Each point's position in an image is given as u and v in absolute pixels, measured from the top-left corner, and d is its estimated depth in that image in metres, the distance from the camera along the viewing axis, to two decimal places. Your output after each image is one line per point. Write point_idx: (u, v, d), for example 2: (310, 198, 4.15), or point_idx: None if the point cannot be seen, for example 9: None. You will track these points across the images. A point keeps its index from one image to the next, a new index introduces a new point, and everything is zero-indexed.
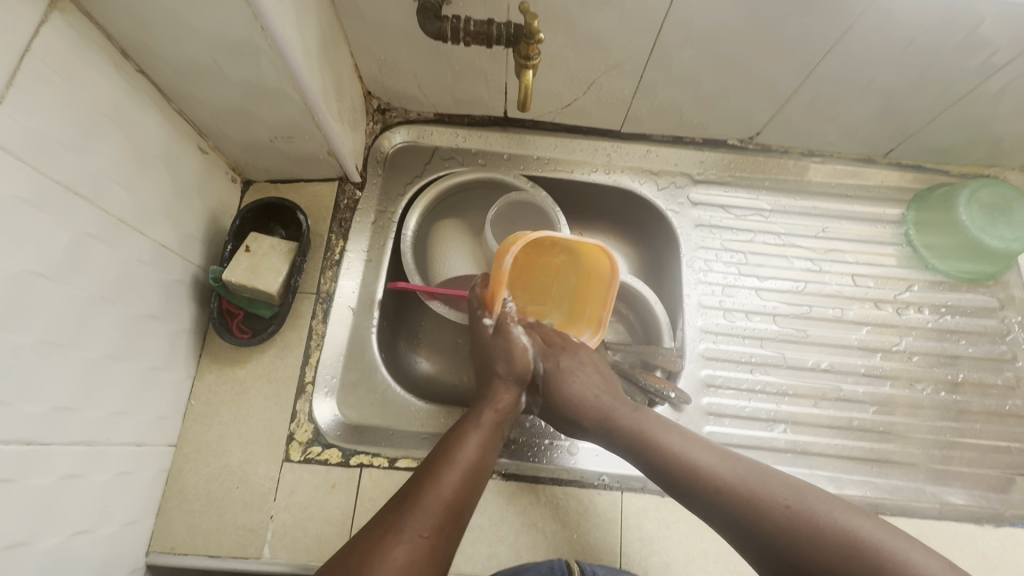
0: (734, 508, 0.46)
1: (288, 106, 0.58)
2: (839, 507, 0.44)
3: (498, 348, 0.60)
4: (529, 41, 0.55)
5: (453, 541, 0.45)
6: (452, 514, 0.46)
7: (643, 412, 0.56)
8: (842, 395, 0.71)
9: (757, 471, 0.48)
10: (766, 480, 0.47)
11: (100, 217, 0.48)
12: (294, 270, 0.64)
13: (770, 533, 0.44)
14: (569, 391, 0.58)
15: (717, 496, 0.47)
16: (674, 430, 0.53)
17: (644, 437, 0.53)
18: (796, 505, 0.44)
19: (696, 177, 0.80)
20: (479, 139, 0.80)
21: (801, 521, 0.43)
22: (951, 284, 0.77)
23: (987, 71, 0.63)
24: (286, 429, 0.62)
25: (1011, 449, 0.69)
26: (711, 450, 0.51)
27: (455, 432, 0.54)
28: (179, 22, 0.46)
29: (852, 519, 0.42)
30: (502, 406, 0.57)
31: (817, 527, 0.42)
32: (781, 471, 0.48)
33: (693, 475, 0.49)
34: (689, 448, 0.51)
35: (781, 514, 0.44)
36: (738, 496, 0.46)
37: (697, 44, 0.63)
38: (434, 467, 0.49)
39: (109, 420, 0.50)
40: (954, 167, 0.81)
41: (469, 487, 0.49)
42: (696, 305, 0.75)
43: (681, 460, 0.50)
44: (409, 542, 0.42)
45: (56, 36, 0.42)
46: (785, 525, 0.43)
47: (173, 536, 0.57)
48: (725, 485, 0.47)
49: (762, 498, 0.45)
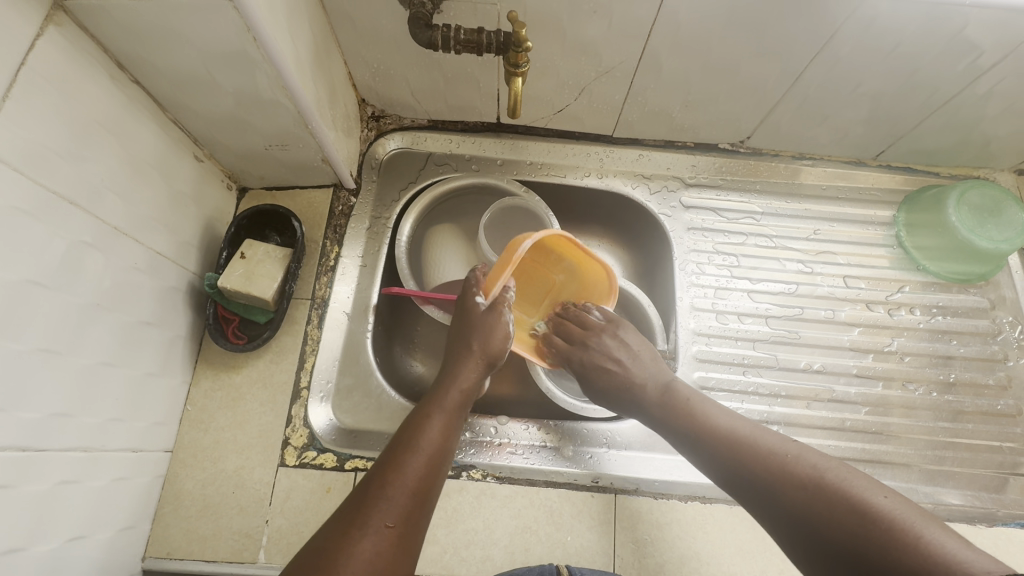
0: (760, 482, 0.48)
1: (282, 114, 0.59)
2: (869, 485, 0.43)
3: (478, 325, 0.60)
4: (518, 49, 0.56)
5: (420, 525, 0.46)
6: (416, 500, 0.46)
7: (676, 390, 0.59)
8: (835, 396, 0.71)
9: (792, 448, 0.49)
10: (792, 453, 0.48)
11: (96, 226, 0.49)
12: (289, 276, 0.65)
13: (795, 509, 0.44)
14: (607, 376, 0.62)
15: (743, 463, 0.49)
16: (719, 409, 0.55)
17: (679, 417, 0.56)
18: (821, 483, 0.44)
19: (688, 181, 0.81)
20: (473, 144, 0.81)
21: (824, 499, 0.43)
22: (942, 285, 0.78)
23: (973, 73, 0.63)
24: (282, 434, 0.63)
25: (1004, 448, 0.69)
26: (753, 427, 0.52)
27: (419, 414, 0.53)
28: (173, 33, 0.47)
29: (879, 498, 0.42)
30: (466, 386, 0.57)
31: (840, 505, 0.42)
32: (808, 447, 0.49)
33: (724, 449, 0.51)
34: (724, 424, 0.53)
35: (805, 491, 0.45)
36: (768, 471, 0.48)
37: (685, 50, 0.64)
38: (396, 454, 0.48)
39: (105, 426, 0.51)
40: (944, 169, 0.81)
41: (432, 470, 0.49)
42: (688, 308, 0.75)
43: (714, 436, 0.53)
44: (375, 534, 0.42)
45: (51, 48, 0.43)
46: (808, 502, 0.44)
47: (170, 541, 0.57)
48: (754, 461, 0.49)
49: (788, 474, 0.46)
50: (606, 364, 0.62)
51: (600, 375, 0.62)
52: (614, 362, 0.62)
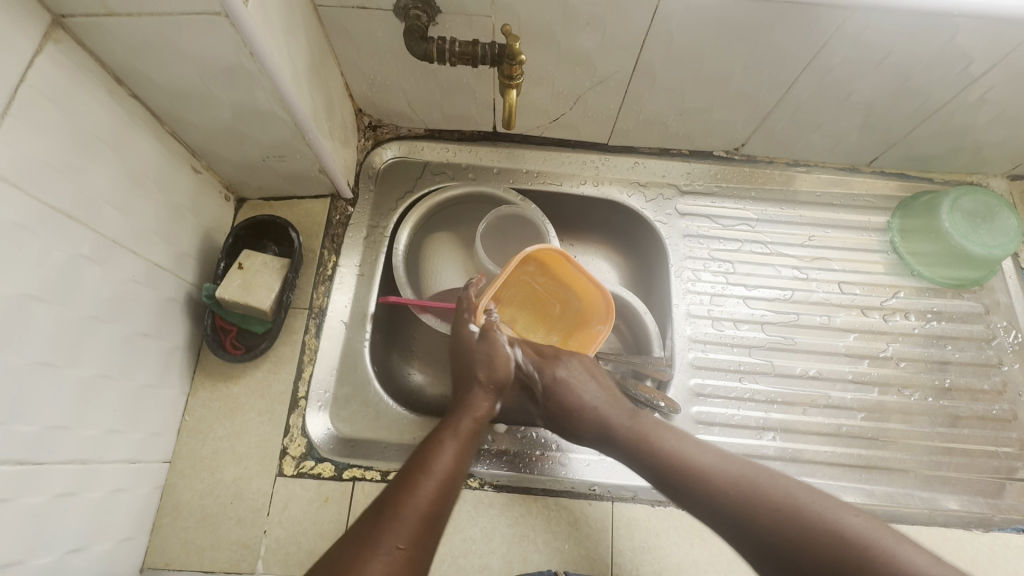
0: (730, 511, 0.47)
1: (279, 126, 0.59)
2: (834, 506, 0.44)
3: (480, 354, 0.60)
4: (511, 61, 0.56)
5: (431, 549, 0.45)
6: (429, 524, 0.46)
7: (640, 416, 0.57)
8: (831, 402, 0.72)
9: (756, 472, 0.48)
10: (762, 478, 0.47)
11: (94, 239, 0.49)
12: (287, 285, 0.65)
13: (767, 536, 0.44)
14: (573, 398, 0.58)
15: (712, 493, 0.48)
16: (677, 435, 0.54)
17: (643, 444, 0.54)
18: (790, 506, 0.44)
19: (684, 188, 0.82)
20: (470, 153, 0.81)
21: (797, 524, 0.43)
22: (936, 290, 0.78)
23: (964, 81, 0.64)
24: (280, 443, 0.63)
25: (1000, 453, 0.69)
26: (707, 451, 0.52)
27: (432, 441, 0.54)
28: (171, 48, 0.48)
29: (846, 518, 0.42)
30: (479, 413, 0.57)
31: (812, 524, 0.43)
32: (775, 472, 0.48)
33: (688, 476, 0.50)
34: (686, 451, 0.52)
35: (776, 515, 0.44)
36: (734, 496, 0.47)
37: (679, 59, 0.64)
38: (410, 478, 0.49)
39: (103, 438, 0.51)
40: (937, 175, 0.82)
41: (444, 496, 0.48)
42: (684, 315, 0.75)
43: (678, 463, 0.51)
44: (386, 555, 0.42)
45: (50, 64, 0.44)
46: (785, 526, 0.43)
47: (168, 551, 0.58)
48: (722, 489, 0.48)
49: (757, 497, 0.46)
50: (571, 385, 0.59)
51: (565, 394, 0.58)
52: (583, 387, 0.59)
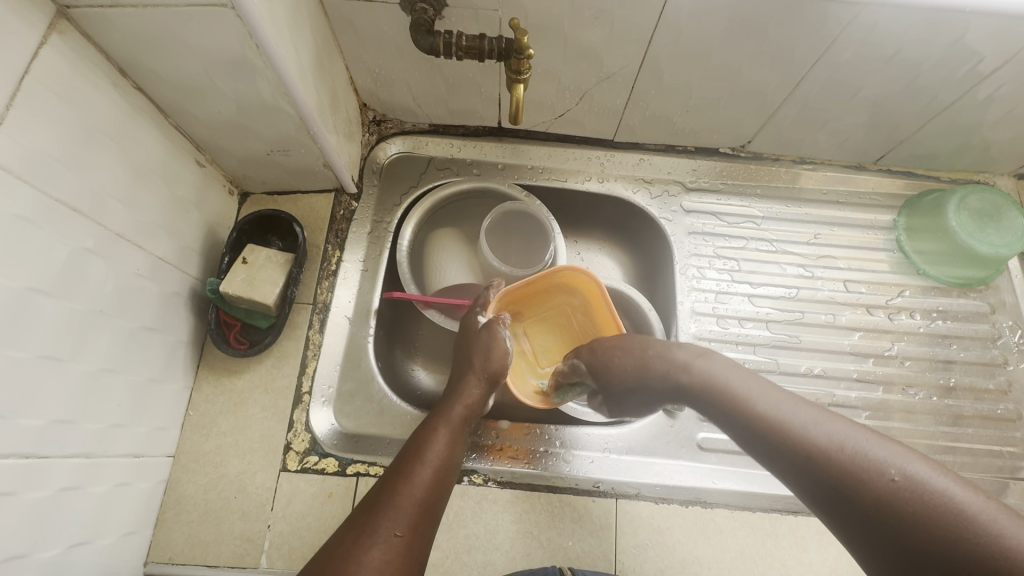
0: (814, 472, 0.40)
1: (284, 120, 0.59)
2: (945, 478, 0.36)
3: (478, 343, 0.61)
4: (519, 56, 0.55)
5: (428, 535, 0.47)
6: (425, 511, 0.47)
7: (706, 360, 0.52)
8: (835, 400, 0.71)
9: (837, 424, 0.42)
10: (838, 429, 0.41)
11: (98, 232, 0.49)
12: (291, 281, 0.65)
13: (855, 502, 0.37)
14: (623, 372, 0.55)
15: (774, 437, 0.43)
16: (751, 381, 0.49)
17: (730, 399, 0.48)
18: (867, 460, 0.38)
19: (689, 185, 0.81)
20: (474, 149, 0.81)
21: (897, 491, 0.36)
22: (941, 289, 0.78)
23: (974, 79, 0.64)
24: (284, 438, 0.63)
25: (1005, 453, 0.69)
26: (785, 398, 0.46)
27: (425, 429, 0.55)
28: (176, 40, 0.47)
29: (957, 493, 0.34)
30: (471, 401, 0.58)
31: (889, 481, 0.36)
32: (864, 427, 0.41)
33: (772, 431, 0.44)
34: (770, 406, 0.45)
35: (874, 479, 0.37)
36: (799, 443, 0.42)
37: (687, 55, 0.64)
38: (405, 466, 0.50)
39: (108, 432, 0.51)
40: (944, 173, 0.82)
41: (438, 484, 0.50)
42: (689, 312, 0.75)
43: (760, 417, 0.45)
44: (384, 543, 0.43)
45: (54, 55, 0.43)
46: (877, 492, 0.36)
47: (172, 546, 0.57)
48: (812, 447, 0.41)
49: (853, 461, 0.38)
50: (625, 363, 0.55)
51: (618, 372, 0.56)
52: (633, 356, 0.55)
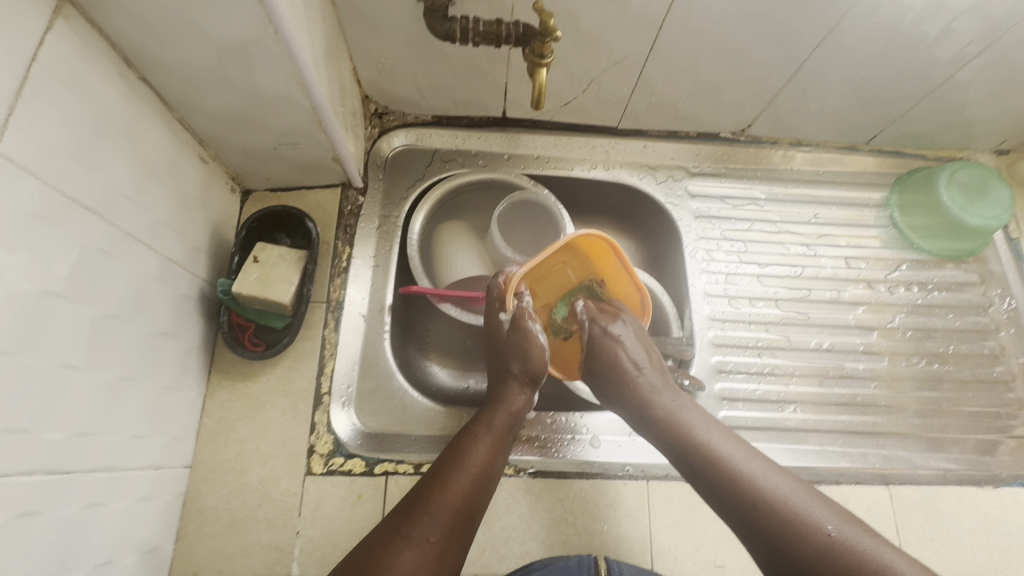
0: (772, 527, 0.45)
1: (295, 111, 0.56)
2: (879, 544, 0.42)
3: (513, 345, 0.61)
4: (544, 39, 0.53)
5: (462, 543, 0.48)
6: (460, 519, 0.48)
7: (687, 408, 0.57)
8: (844, 372, 0.74)
9: (809, 499, 0.46)
10: (810, 507, 0.45)
11: (109, 231, 0.46)
12: (305, 277, 0.63)
13: (806, 560, 0.42)
14: (612, 356, 0.61)
15: (756, 510, 0.46)
16: (727, 440, 0.53)
17: (714, 459, 0.51)
18: (841, 541, 0.42)
19: (692, 170, 0.83)
20: (478, 139, 0.80)
21: (844, 553, 0.41)
22: (934, 262, 0.81)
23: (961, 62, 0.67)
24: (307, 442, 0.60)
25: (1000, 413, 0.73)
26: (761, 465, 0.50)
27: (466, 434, 0.56)
28: (189, 26, 0.45)
29: (893, 558, 0.40)
30: (515, 408, 0.59)
31: (861, 562, 0.40)
32: (833, 504, 0.46)
33: (756, 494, 0.47)
34: (737, 459, 0.50)
35: (824, 541, 0.42)
36: (782, 516, 0.45)
37: (695, 40, 0.65)
38: (445, 471, 0.51)
39: (128, 444, 0.48)
40: (930, 152, 0.85)
41: (477, 490, 0.51)
42: (701, 294, 0.76)
43: (723, 468, 0.50)
44: (417, 546, 0.45)
45: (60, 42, 0.40)
46: (826, 551, 0.42)
47: (196, 560, 0.55)
48: (773, 504, 0.46)
49: (806, 520, 0.44)
50: (621, 342, 0.61)
51: (612, 349, 0.61)
52: (627, 353, 0.61)
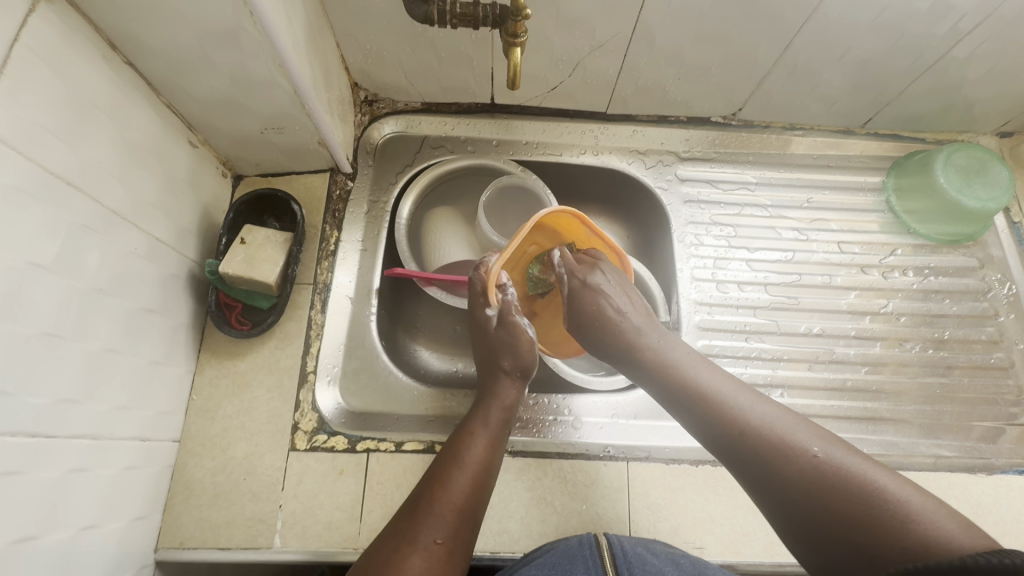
0: (757, 454, 0.45)
1: (279, 95, 0.58)
2: (864, 461, 0.42)
3: (502, 342, 0.61)
4: (516, 18, 0.54)
5: (468, 539, 0.49)
6: (465, 518, 0.49)
7: (671, 346, 0.56)
8: (835, 357, 0.73)
9: (795, 424, 0.46)
10: (795, 431, 0.45)
11: (96, 209, 0.48)
12: (291, 259, 0.64)
13: (791, 484, 0.43)
14: (593, 305, 0.59)
15: (742, 438, 0.46)
16: (714, 375, 0.52)
17: (702, 396, 0.50)
18: (826, 460, 0.43)
19: (682, 154, 0.82)
20: (468, 126, 0.80)
21: (827, 472, 0.42)
22: (932, 247, 0.79)
23: (955, 37, 0.65)
24: (291, 419, 0.62)
25: (998, 400, 0.71)
26: (749, 397, 0.50)
27: (463, 431, 0.56)
28: (168, 9, 0.46)
29: (877, 474, 0.41)
30: (509, 403, 0.59)
31: (845, 479, 0.41)
32: (817, 425, 0.46)
33: (741, 424, 0.47)
34: (724, 390, 0.50)
35: (809, 463, 0.43)
36: (768, 444, 0.45)
37: (678, 20, 0.64)
38: (445, 471, 0.52)
39: (113, 414, 0.50)
40: (929, 134, 0.83)
41: (478, 486, 0.52)
42: (689, 279, 0.76)
43: (711, 398, 0.50)
44: (424, 549, 0.46)
45: (43, 23, 0.42)
46: (810, 475, 0.42)
47: (183, 530, 0.57)
48: (760, 432, 0.46)
49: (791, 445, 0.44)
50: (602, 291, 0.60)
51: (593, 298, 0.60)
52: (607, 302, 0.59)
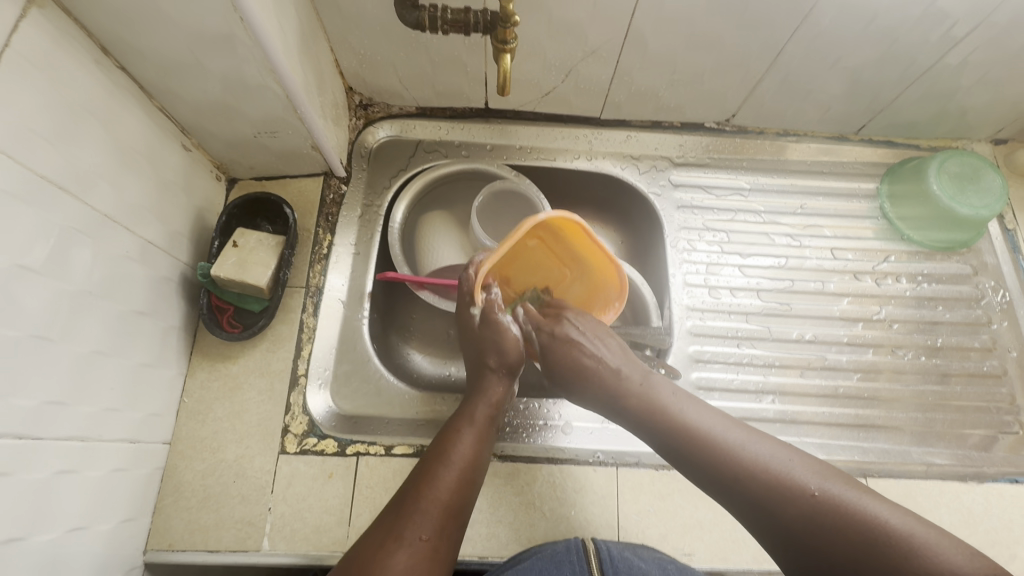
0: (761, 498, 0.45)
1: (271, 100, 0.58)
2: (859, 493, 0.43)
3: (487, 340, 0.61)
4: (505, 25, 0.55)
5: (454, 537, 0.49)
6: (450, 514, 0.49)
7: (653, 380, 0.56)
8: (827, 363, 0.73)
9: (788, 457, 0.47)
10: (791, 467, 0.46)
11: (86, 212, 0.49)
12: (282, 262, 0.64)
13: (796, 524, 0.43)
14: (570, 359, 0.58)
15: (744, 480, 0.46)
16: (702, 411, 0.52)
17: (698, 434, 0.50)
18: (826, 495, 0.43)
19: (676, 160, 0.82)
20: (462, 130, 0.81)
21: (830, 511, 0.42)
22: (926, 254, 0.79)
23: (947, 45, 0.66)
24: (281, 422, 0.62)
25: (991, 408, 0.71)
26: (738, 430, 0.50)
27: (449, 429, 0.56)
28: (159, 15, 0.47)
29: (873, 505, 0.42)
30: (495, 399, 0.59)
31: (848, 514, 0.42)
32: (807, 457, 0.47)
33: (742, 463, 0.47)
34: (716, 430, 0.50)
35: (810, 502, 0.43)
36: (769, 485, 0.45)
37: (670, 26, 0.65)
38: (431, 468, 0.52)
39: (101, 416, 0.50)
40: (923, 141, 0.83)
41: (464, 483, 0.52)
42: (681, 284, 0.76)
43: (705, 440, 0.49)
44: (409, 546, 0.45)
45: (34, 29, 0.43)
46: (814, 513, 0.43)
47: (171, 532, 0.57)
48: (760, 472, 0.46)
49: (792, 483, 0.44)
50: (575, 343, 0.59)
51: (567, 351, 0.59)
52: (585, 350, 0.58)
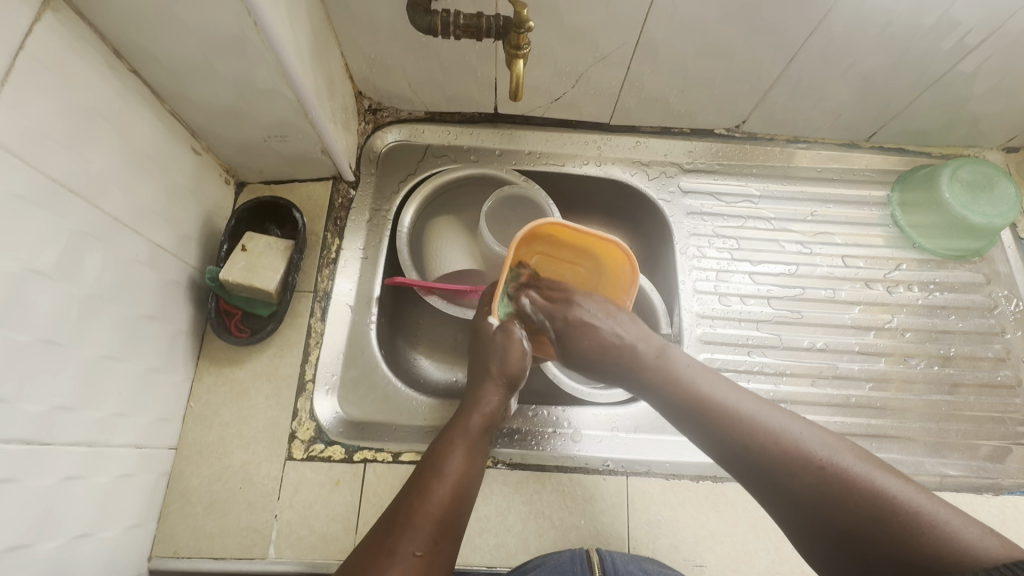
0: (766, 466, 0.44)
1: (283, 104, 0.58)
2: (872, 466, 0.41)
3: (493, 346, 0.60)
4: (519, 30, 0.55)
5: (448, 551, 0.48)
6: (443, 528, 0.48)
7: (668, 353, 0.55)
8: (838, 372, 0.72)
9: (799, 431, 0.45)
10: (800, 438, 0.44)
11: (96, 216, 0.48)
12: (291, 267, 0.64)
13: (801, 496, 0.42)
14: (588, 339, 0.56)
15: (751, 449, 0.45)
16: (715, 384, 0.51)
17: (704, 406, 0.49)
18: (832, 467, 0.41)
19: (686, 166, 0.82)
20: (471, 135, 0.81)
21: (834, 482, 0.40)
22: (938, 262, 0.79)
23: (960, 53, 0.65)
24: (289, 428, 0.62)
25: (1005, 419, 0.70)
26: (750, 403, 0.48)
27: (442, 441, 0.55)
28: (173, 19, 0.47)
29: (884, 479, 0.40)
30: (490, 409, 0.58)
31: (854, 486, 0.40)
32: (822, 430, 0.45)
33: (748, 435, 0.46)
34: (724, 399, 0.49)
35: (816, 474, 0.41)
36: (776, 456, 0.44)
37: (682, 32, 0.64)
38: (424, 482, 0.50)
39: (109, 421, 0.50)
40: (934, 149, 0.83)
41: (458, 496, 0.51)
42: (691, 291, 0.76)
43: (714, 409, 0.48)
44: (402, 562, 0.44)
45: (48, 32, 0.43)
46: (819, 485, 0.41)
47: (177, 539, 0.56)
48: (766, 443, 0.45)
49: (798, 455, 0.43)
50: (588, 324, 0.57)
51: (581, 334, 0.57)
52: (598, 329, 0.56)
